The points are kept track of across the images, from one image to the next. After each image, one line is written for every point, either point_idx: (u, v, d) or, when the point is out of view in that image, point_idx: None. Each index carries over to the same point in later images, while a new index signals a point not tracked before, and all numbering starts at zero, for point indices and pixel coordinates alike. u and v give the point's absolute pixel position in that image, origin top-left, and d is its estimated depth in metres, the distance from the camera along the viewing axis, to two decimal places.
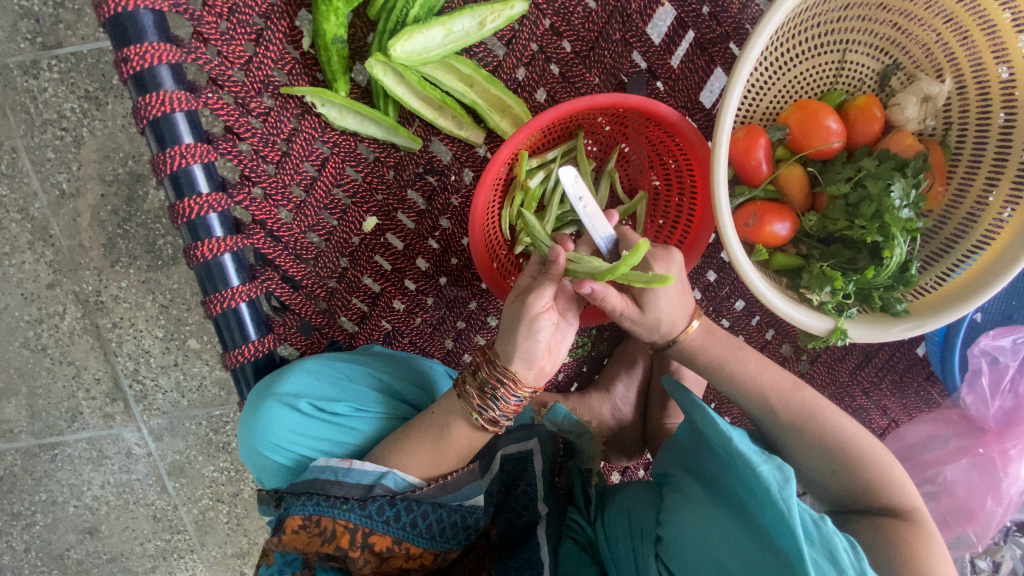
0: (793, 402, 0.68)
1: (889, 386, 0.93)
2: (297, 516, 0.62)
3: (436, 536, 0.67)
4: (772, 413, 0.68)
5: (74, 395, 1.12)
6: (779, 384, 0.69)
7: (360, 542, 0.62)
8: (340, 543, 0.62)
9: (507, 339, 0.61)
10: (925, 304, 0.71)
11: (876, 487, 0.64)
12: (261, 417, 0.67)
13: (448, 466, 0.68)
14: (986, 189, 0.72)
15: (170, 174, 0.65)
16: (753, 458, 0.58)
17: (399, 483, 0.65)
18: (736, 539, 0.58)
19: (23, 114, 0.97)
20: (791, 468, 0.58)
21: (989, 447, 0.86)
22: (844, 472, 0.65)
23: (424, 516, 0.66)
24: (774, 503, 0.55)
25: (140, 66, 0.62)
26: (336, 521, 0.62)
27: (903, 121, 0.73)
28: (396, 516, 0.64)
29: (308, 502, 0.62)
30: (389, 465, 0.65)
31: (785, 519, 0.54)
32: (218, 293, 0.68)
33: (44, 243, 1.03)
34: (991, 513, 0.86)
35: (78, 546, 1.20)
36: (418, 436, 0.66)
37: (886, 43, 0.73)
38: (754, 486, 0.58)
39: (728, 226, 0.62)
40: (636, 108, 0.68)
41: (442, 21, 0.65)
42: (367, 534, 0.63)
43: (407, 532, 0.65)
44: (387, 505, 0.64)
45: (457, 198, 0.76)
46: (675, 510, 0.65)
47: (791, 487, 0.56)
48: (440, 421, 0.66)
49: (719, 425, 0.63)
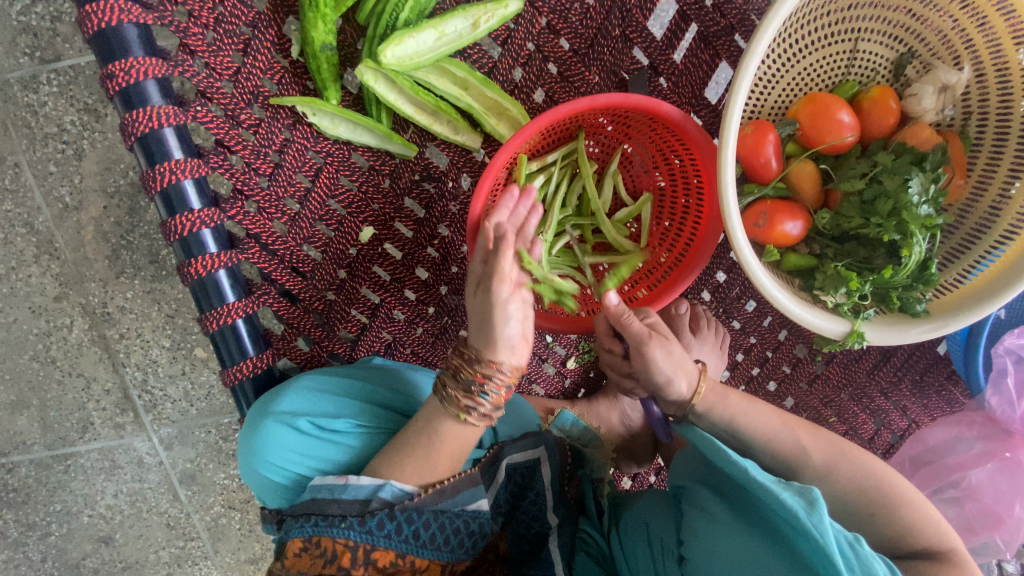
0: (822, 441, 0.66)
1: (909, 386, 0.89)
2: (297, 539, 0.59)
3: (441, 546, 0.62)
4: (806, 455, 0.65)
5: (84, 406, 1.12)
6: (804, 424, 0.67)
7: (363, 560, 0.58)
8: (341, 562, 0.58)
9: (480, 330, 0.60)
10: (946, 303, 0.68)
11: (916, 529, 0.60)
12: (259, 436, 0.66)
13: (444, 471, 0.64)
14: (1008, 180, 0.68)
15: (160, 190, 0.64)
16: (774, 485, 0.56)
17: (396, 493, 0.61)
18: (770, 566, 0.57)
19: (25, 129, 0.96)
20: (813, 489, 0.56)
21: (1016, 451, 0.83)
22: (884, 514, 0.61)
23: (427, 526, 0.61)
24: (807, 532, 0.54)
25: (126, 82, 0.60)
26: (335, 541, 0.58)
27: (920, 112, 0.69)
28: (397, 529, 0.60)
29: (306, 524, 0.59)
30: (385, 477, 0.62)
31: (824, 549, 0.53)
32: (214, 311, 0.67)
33: (49, 256, 1.03)
34: (1019, 520, 0.82)
35: (94, 555, 1.21)
36: (411, 441, 0.63)
37: (900, 30, 0.70)
38: (781, 513, 0.56)
39: (737, 229, 0.59)
40: (637, 108, 0.65)
41: (434, 24, 0.63)
42: (370, 550, 0.59)
43: (412, 545, 0.61)
44: (386, 519, 0.59)
45: (456, 204, 0.74)
46: (695, 528, 0.63)
47: (819, 512, 0.54)
48: (428, 420, 0.63)
49: (730, 455, 0.61)
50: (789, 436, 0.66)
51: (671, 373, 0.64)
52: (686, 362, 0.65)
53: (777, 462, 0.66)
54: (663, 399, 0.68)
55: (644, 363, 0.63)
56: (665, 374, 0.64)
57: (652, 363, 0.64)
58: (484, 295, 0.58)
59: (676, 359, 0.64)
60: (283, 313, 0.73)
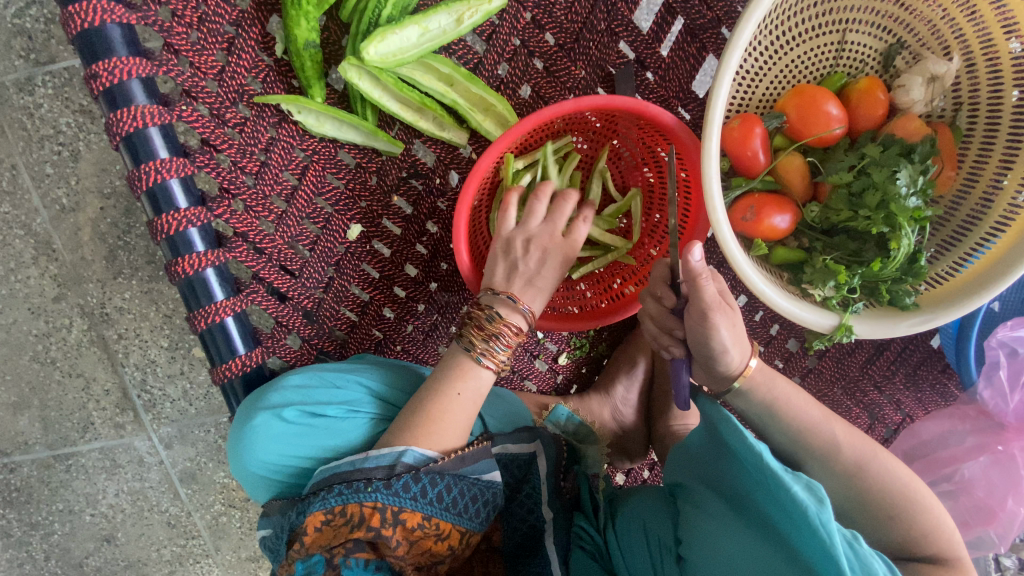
0: (857, 440, 0.64)
1: (903, 379, 0.89)
2: (320, 511, 0.58)
3: (462, 512, 0.62)
4: (839, 450, 0.64)
5: (85, 406, 1.12)
6: (842, 420, 0.66)
7: (391, 521, 0.58)
8: (371, 523, 0.57)
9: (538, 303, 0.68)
10: (934, 296, 0.67)
11: (930, 537, 0.60)
12: (250, 428, 0.66)
13: (459, 441, 0.66)
14: (1000, 171, 0.68)
15: (146, 190, 0.64)
16: (785, 477, 0.55)
17: (419, 458, 0.61)
18: (768, 562, 0.56)
19: (21, 131, 0.96)
20: (821, 486, 0.55)
21: (1009, 444, 0.83)
22: (904, 519, 0.60)
23: (449, 490, 0.61)
24: (813, 529, 0.52)
25: (109, 82, 0.60)
26: (362, 505, 0.58)
27: (908, 103, 0.69)
28: (422, 491, 0.59)
29: (330, 495, 0.59)
30: (407, 443, 0.62)
31: (828, 547, 0.51)
32: (203, 309, 0.68)
33: (47, 258, 1.04)
34: (1013, 513, 0.83)
35: (96, 554, 1.22)
36: (447, 411, 0.64)
37: (890, 21, 0.70)
38: (788, 508, 0.54)
39: (722, 223, 0.58)
40: (625, 110, 0.65)
41: (417, 20, 0.63)
42: (397, 511, 0.58)
43: (435, 508, 0.60)
44: (412, 481, 0.59)
45: (444, 201, 0.74)
46: (700, 528, 0.63)
47: (828, 510, 0.53)
48: (472, 389, 0.66)
49: (747, 438, 0.59)
50: (826, 428, 0.65)
51: (729, 344, 0.60)
52: (743, 336, 0.62)
53: (803, 448, 0.65)
54: (707, 370, 0.65)
55: (711, 331, 0.59)
56: (723, 344, 0.60)
57: (713, 332, 0.59)
58: (560, 277, 0.69)
59: (737, 332, 0.61)
60: (271, 311, 0.73)
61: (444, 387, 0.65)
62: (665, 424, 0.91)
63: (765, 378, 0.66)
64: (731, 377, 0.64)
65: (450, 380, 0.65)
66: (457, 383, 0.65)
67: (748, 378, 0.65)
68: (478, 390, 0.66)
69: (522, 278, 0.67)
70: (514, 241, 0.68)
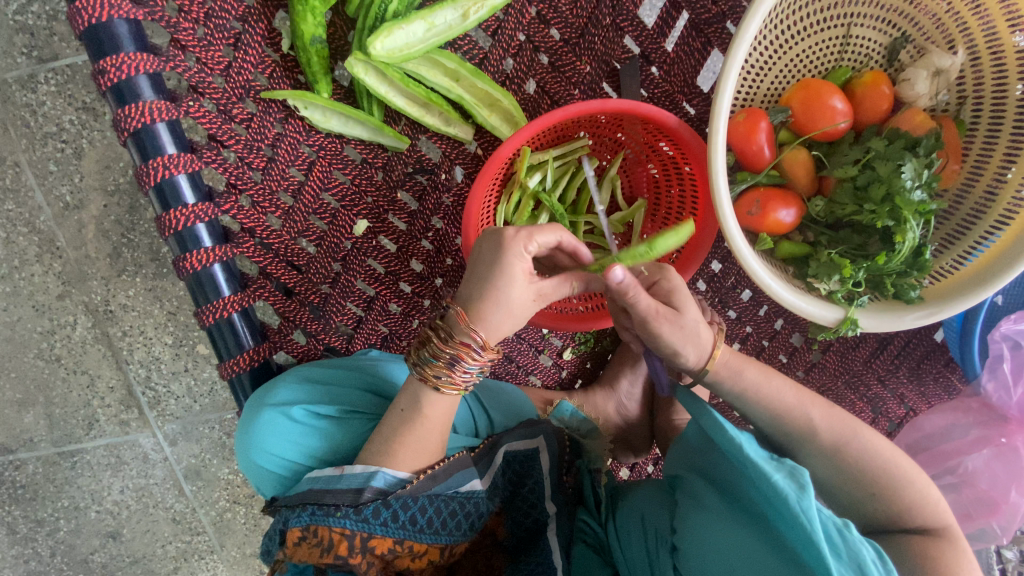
0: (834, 419, 0.65)
1: (906, 373, 0.89)
2: (295, 528, 0.59)
3: (439, 529, 0.63)
4: (813, 432, 0.64)
5: (89, 403, 1.13)
6: (819, 401, 0.66)
7: (360, 548, 0.58)
8: (340, 551, 0.58)
9: (491, 313, 0.57)
10: (939, 289, 0.67)
11: (915, 508, 0.61)
12: (256, 427, 0.66)
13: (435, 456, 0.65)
14: (1004, 164, 0.68)
15: (154, 185, 0.64)
16: (766, 466, 0.56)
17: (390, 481, 0.61)
18: (756, 552, 0.56)
19: (24, 129, 0.96)
20: (805, 473, 0.55)
21: (1011, 436, 0.83)
22: (885, 494, 0.61)
23: (423, 512, 0.62)
24: (794, 516, 0.52)
25: (118, 77, 0.61)
26: (332, 530, 0.58)
27: (914, 96, 0.69)
28: (393, 516, 0.60)
29: (304, 512, 0.59)
30: (377, 465, 0.62)
31: (809, 534, 0.51)
32: (209, 305, 0.68)
33: (51, 255, 1.04)
34: (1016, 505, 0.84)
35: (102, 550, 1.22)
36: (399, 432, 0.63)
37: (894, 15, 0.70)
38: (770, 496, 0.55)
39: (728, 216, 0.59)
40: (646, 117, 0.66)
41: (423, 15, 0.63)
42: (367, 539, 0.59)
43: (409, 531, 0.61)
44: (382, 507, 0.59)
45: (449, 196, 0.74)
46: (689, 520, 0.63)
47: (808, 496, 0.53)
48: (416, 407, 0.63)
49: (728, 431, 0.60)
50: (800, 413, 0.65)
51: (679, 345, 0.62)
52: (701, 332, 0.63)
53: (781, 432, 0.66)
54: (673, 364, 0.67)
55: (650, 336, 0.62)
56: (674, 345, 0.63)
57: (659, 337, 0.62)
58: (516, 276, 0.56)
59: (686, 333, 0.62)
60: (278, 306, 0.73)
61: (393, 405, 0.64)
62: (668, 419, 0.91)
63: (729, 372, 0.67)
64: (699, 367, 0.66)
65: (397, 396, 0.64)
66: (402, 401, 0.63)
67: (716, 364, 0.65)
68: (417, 409, 0.62)
69: (466, 288, 0.58)
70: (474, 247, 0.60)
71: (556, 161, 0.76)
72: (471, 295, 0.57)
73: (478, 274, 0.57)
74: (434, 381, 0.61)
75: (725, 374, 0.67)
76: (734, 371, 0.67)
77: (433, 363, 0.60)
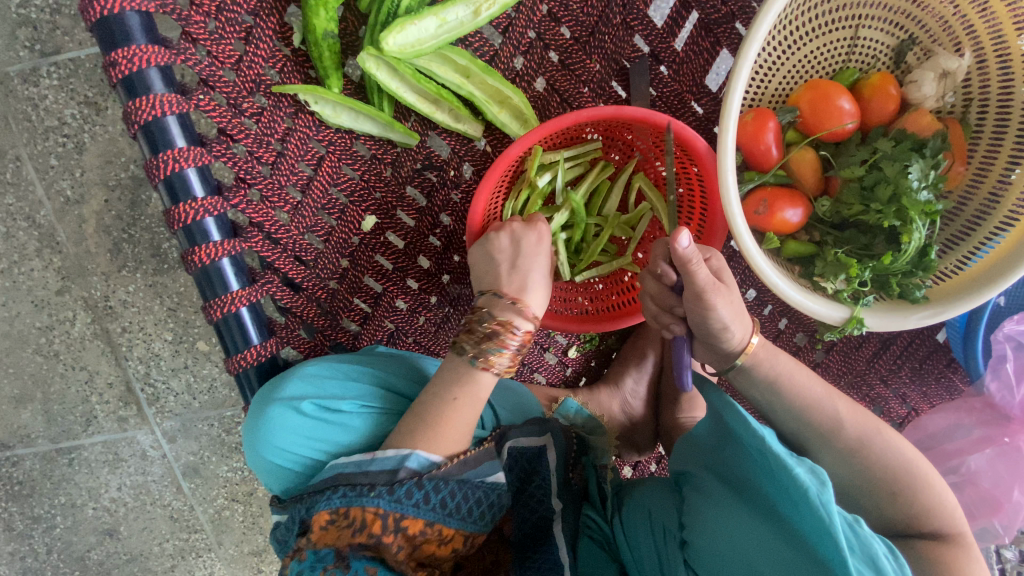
0: (858, 418, 0.65)
1: (908, 373, 0.90)
2: (325, 510, 0.58)
3: (467, 515, 0.62)
4: (841, 426, 0.65)
5: (88, 400, 1.12)
6: (846, 397, 0.67)
7: (393, 528, 0.58)
8: (373, 530, 0.58)
9: (540, 291, 0.69)
10: (946, 289, 0.68)
11: (931, 514, 0.61)
12: (265, 423, 0.66)
13: (461, 444, 0.65)
14: (1009, 166, 0.68)
15: (164, 178, 0.64)
16: (787, 459, 0.57)
17: (423, 463, 0.61)
18: (770, 544, 0.57)
19: (25, 122, 0.96)
20: (824, 471, 0.57)
21: (1014, 436, 0.84)
22: (906, 495, 0.62)
23: (452, 495, 0.61)
24: (814, 509, 0.53)
25: (129, 69, 0.60)
26: (365, 510, 0.58)
27: (920, 98, 0.69)
28: (425, 498, 0.59)
29: (334, 495, 0.58)
30: (413, 446, 0.61)
31: (828, 526, 0.52)
32: (218, 298, 0.68)
33: (51, 250, 1.03)
34: (1017, 504, 0.85)
35: (99, 548, 1.21)
36: (443, 416, 0.63)
37: (900, 17, 0.70)
38: (789, 488, 0.56)
39: (736, 212, 0.59)
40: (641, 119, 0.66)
41: (435, 11, 0.62)
42: (400, 519, 0.58)
43: (439, 514, 0.60)
44: (415, 488, 0.59)
45: (458, 193, 0.74)
46: (701, 514, 0.63)
47: (829, 491, 0.54)
48: (471, 395, 0.64)
49: (749, 424, 0.60)
50: (830, 405, 0.66)
51: (730, 321, 0.61)
52: (743, 314, 0.62)
53: (804, 427, 0.66)
54: (712, 348, 0.66)
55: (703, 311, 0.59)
56: (724, 321, 0.61)
57: (713, 313, 0.59)
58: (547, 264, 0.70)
59: (737, 308, 0.61)
60: (286, 301, 0.73)
61: (441, 392, 0.64)
62: (673, 416, 0.91)
63: (768, 354, 0.66)
64: (734, 353, 0.65)
65: (447, 386, 0.64)
66: (456, 390, 0.63)
67: (750, 354, 0.65)
68: (477, 394, 0.64)
69: (519, 277, 0.67)
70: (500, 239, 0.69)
71: (569, 162, 0.77)
72: (524, 279, 0.67)
73: (522, 264, 0.68)
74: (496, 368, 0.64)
75: (762, 358, 0.66)
76: (769, 356, 0.66)
77: (499, 352, 0.63)
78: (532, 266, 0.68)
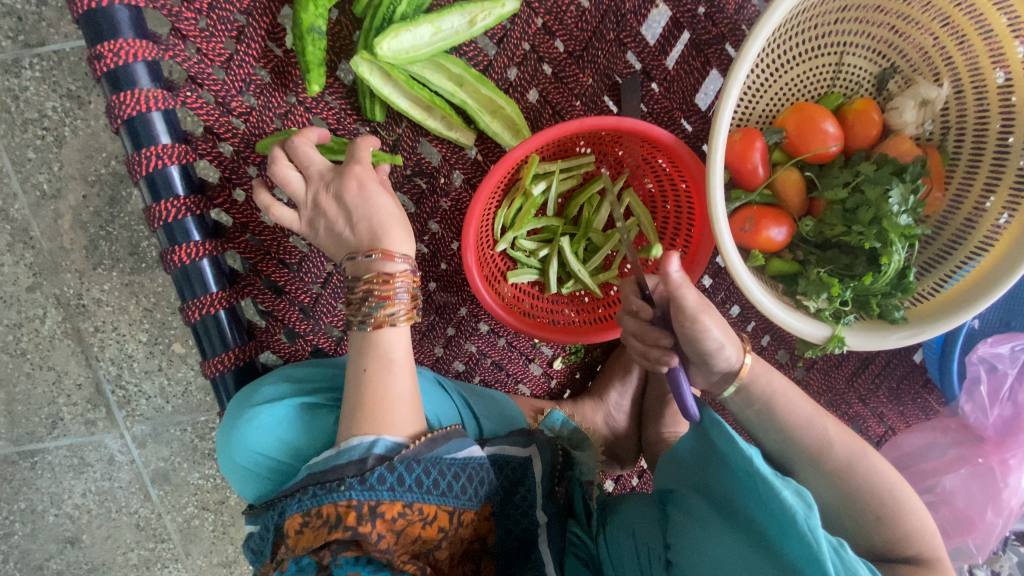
0: (848, 439, 0.66)
1: (886, 393, 0.92)
2: (296, 514, 0.55)
3: (446, 492, 0.60)
4: (829, 447, 0.65)
5: (54, 401, 1.08)
6: (833, 417, 0.68)
7: (369, 515, 0.55)
8: (347, 522, 0.54)
9: (396, 230, 0.60)
10: (924, 310, 0.70)
11: (913, 538, 0.62)
12: (240, 425, 0.64)
13: (422, 426, 0.62)
14: (984, 193, 0.71)
15: (146, 176, 0.63)
16: (775, 482, 0.56)
17: (390, 446, 0.58)
18: (755, 566, 0.57)
19: (4, 114, 0.93)
20: (811, 494, 0.56)
21: (988, 456, 0.87)
22: (890, 520, 0.62)
23: (428, 474, 0.59)
24: (801, 534, 0.53)
25: (114, 63, 0.59)
26: (337, 505, 0.54)
27: (901, 124, 0.71)
28: (399, 480, 0.57)
29: (305, 497, 0.56)
30: (376, 432, 0.58)
31: (815, 553, 0.53)
32: (196, 300, 0.67)
33: (24, 245, 1.00)
34: (991, 524, 0.87)
35: (59, 557, 1.17)
36: (375, 392, 0.59)
37: (883, 46, 0.72)
38: (776, 512, 0.56)
39: (723, 229, 0.59)
40: (633, 132, 0.67)
41: (431, 18, 0.62)
42: (375, 505, 0.55)
43: (416, 492, 0.58)
44: (387, 472, 0.56)
45: (447, 201, 0.75)
46: (688, 535, 0.63)
47: (814, 515, 0.55)
48: (381, 360, 0.60)
49: (738, 445, 0.60)
50: (818, 424, 0.66)
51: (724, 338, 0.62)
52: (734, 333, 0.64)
53: (793, 445, 0.67)
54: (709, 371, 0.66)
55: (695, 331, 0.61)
56: (718, 340, 0.62)
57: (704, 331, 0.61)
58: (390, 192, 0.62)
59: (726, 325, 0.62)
60: (267, 305, 0.72)
61: (353, 370, 0.60)
62: (657, 431, 0.91)
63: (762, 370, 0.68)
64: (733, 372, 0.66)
65: (359, 357, 0.60)
66: (363, 361, 0.60)
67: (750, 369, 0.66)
68: (383, 355, 0.60)
69: (365, 229, 0.60)
70: (325, 205, 0.61)
71: (562, 174, 0.77)
72: (370, 226, 0.59)
73: (358, 216, 0.60)
74: (388, 321, 0.60)
75: (760, 373, 0.67)
76: (765, 373, 0.68)
77: (383, 306, 0.59)
78: (367, 212, 0.60)
